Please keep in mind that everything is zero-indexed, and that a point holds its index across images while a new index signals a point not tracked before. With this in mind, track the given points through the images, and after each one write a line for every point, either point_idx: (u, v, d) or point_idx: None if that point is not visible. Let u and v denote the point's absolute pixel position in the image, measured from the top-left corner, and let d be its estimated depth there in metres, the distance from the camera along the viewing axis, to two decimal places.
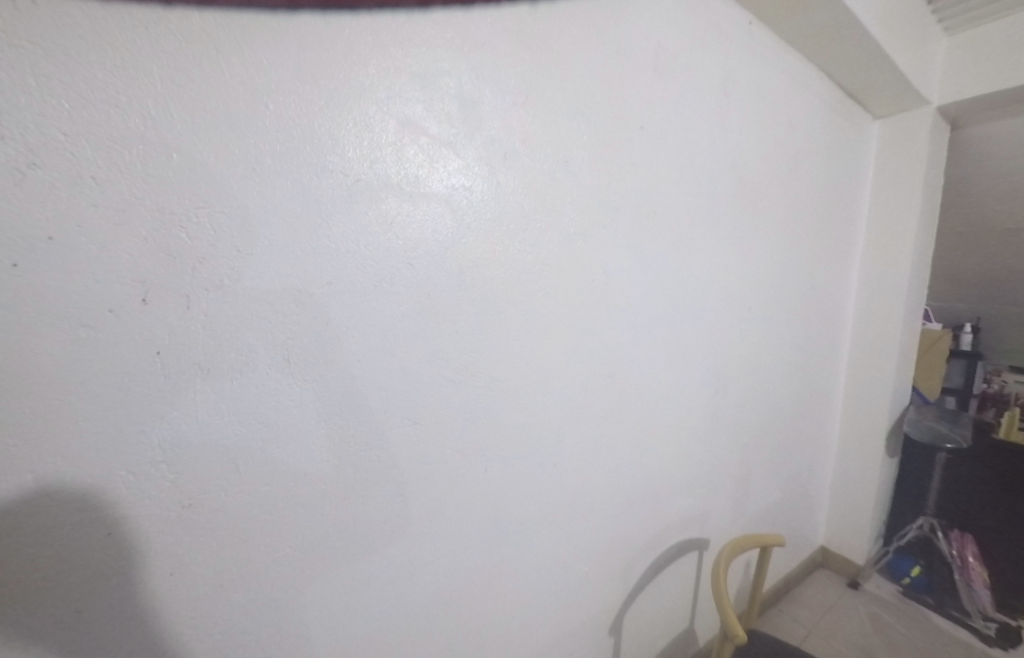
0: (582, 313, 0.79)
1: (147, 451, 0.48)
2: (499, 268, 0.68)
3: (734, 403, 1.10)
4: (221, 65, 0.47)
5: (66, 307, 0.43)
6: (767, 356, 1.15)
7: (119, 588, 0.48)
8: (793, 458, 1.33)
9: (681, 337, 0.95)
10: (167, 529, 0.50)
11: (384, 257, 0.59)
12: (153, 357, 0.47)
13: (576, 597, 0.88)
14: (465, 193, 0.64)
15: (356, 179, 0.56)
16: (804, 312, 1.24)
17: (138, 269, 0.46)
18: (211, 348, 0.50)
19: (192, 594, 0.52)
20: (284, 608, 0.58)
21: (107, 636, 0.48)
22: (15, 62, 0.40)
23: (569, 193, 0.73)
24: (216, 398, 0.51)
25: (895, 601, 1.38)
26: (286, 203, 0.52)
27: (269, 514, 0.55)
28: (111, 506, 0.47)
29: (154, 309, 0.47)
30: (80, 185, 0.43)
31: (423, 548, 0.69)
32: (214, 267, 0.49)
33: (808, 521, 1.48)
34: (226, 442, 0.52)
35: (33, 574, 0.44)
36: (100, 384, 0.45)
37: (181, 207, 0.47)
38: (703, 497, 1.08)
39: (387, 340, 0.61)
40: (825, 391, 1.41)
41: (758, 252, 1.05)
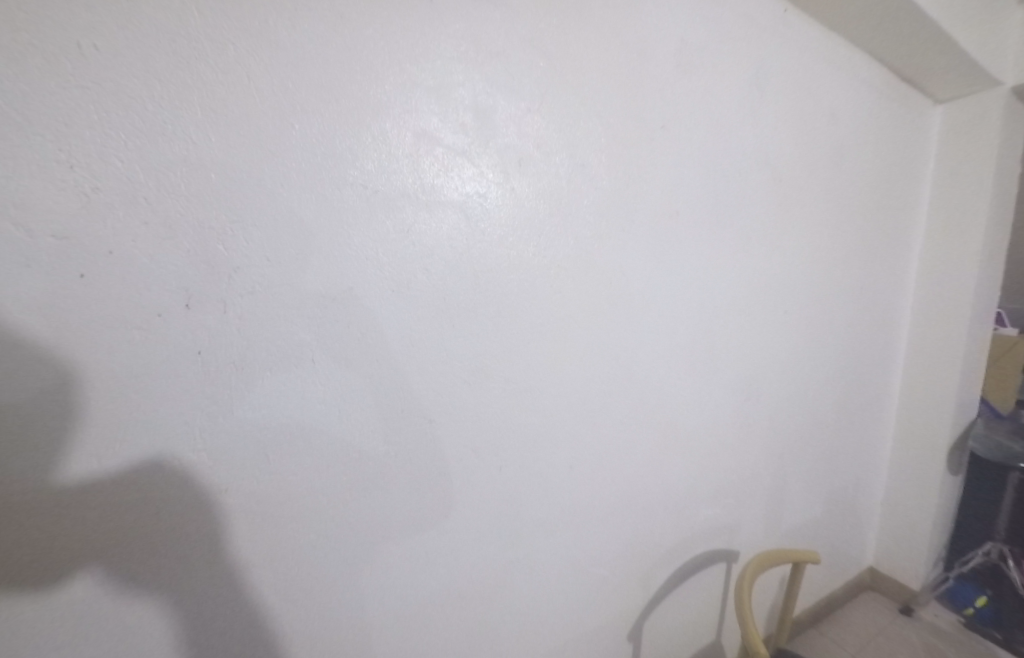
0: (600, 316, 0.78)
1: (190, 439, 0.53)
2: (514, 273, 0.70)
3: (768, 411, 1.05)
4: (253, 91, 0.52)
5: (123, 311, 0.49)
6: (807, 362, 1.09)
7: (166, 562, 0.53)
8: (837, 471, 1.25)
9: (707, 341, 0.92)
10: (207, 510, 0.55)
11: (402, 264, 0.62)
12: (195, 356, 0.53)
13: (594, 600, 0.88)
14: (479, 200, 0.65)
15: (375, 190, 0.59)
16: (852, 316, 1.16)
17: (182, 277, 0.51)
18: (244, 348, 0.55)
19: (229, 573, 0.57)
20: (308, 592, 0.62)
21: (155, 604, 0.53)
22: (82, 100, 0.46)
23: (586, 196, 0.73)
24: (249, 393, 0.56)
25: (955, 632, 1.27)
26: (310, 215, 0.56)
27: (294, 503, 0.60)
28: (160, 488, 0.52)
29: (196, 313, 0.52)
30: (135, 205, 0.49)
31: (440, 543, 0.71)
32: (246, 274, 0.54)
33: (856, 538, 1.38)
34: (256, 434, 0.57)
35: (97, 544, 0.50)
36: (151, 379, 0.51)
37: (219, 222, 0.52)
38: (731, 508, 1.04)
39: (404, 342, 0.64)
40: (877, 400, 1.31)
41: (797, 253, 1.00)
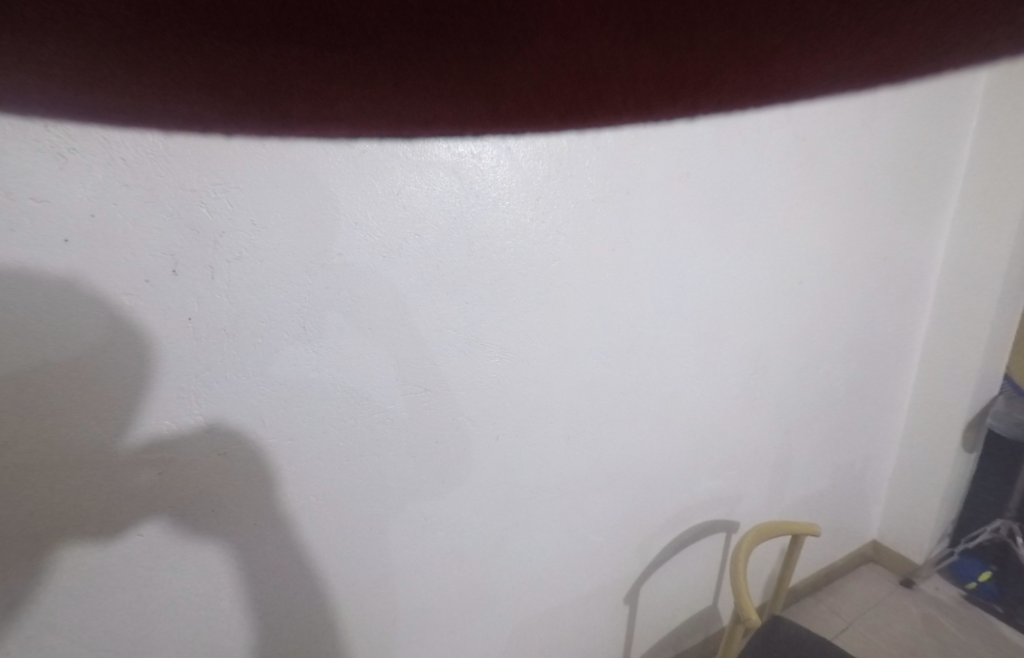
0: (601, 286, 0.76)
1: (186, 404, 0.53)
2: (510, 239, 0.67)
3: (776, 383, 1.02)
4: None
5: (111, 278, 0.48)
6: (821, 334, 1.05)
7: (170, 518, 0.55)
8: (846, 445, 1.23)
9: (714, 312, 0.88)
10: (206, 472, 0.56)
11: (393, 229, 0.60)
12: (185, 323, 0.52)
13: (591, 565, 0.90)
14: (473, 160, 0.62)
15: (362, 150, 0.56)
16: (872, 286, 1.10)
17: (169, 244, 0.50)
18: (235, 315, 0.54)
19: (232, 530, 0.59)
20: (311, 548, 0.65)
21: (164, 557, 0.56)
22: None
23: (587, 155, 0.68)
24: (240, 361, 0.55)
25: (955, 605, 1.29)
26: (295, 176, 0.54)
27: (291, 465, 0.61)
28: (159, 450, 0.53)
29: (184, 279, 0.51)
30: (113, 166, 0.46)
31: (437, 509, 0.73)
32: (233, 240, 0.52)
33: (862, 511, 1.38)
34: (251, 400, 0.57)
35: (102, 505, 0.51)
36: (143, 346, 0.50)
37: (201, 184, 0.50)
38: (733, 479, 1.03)
39: (398, 309, 0.63)
40: (892, 374, 1.26)
41: (816, 218, 0.94)
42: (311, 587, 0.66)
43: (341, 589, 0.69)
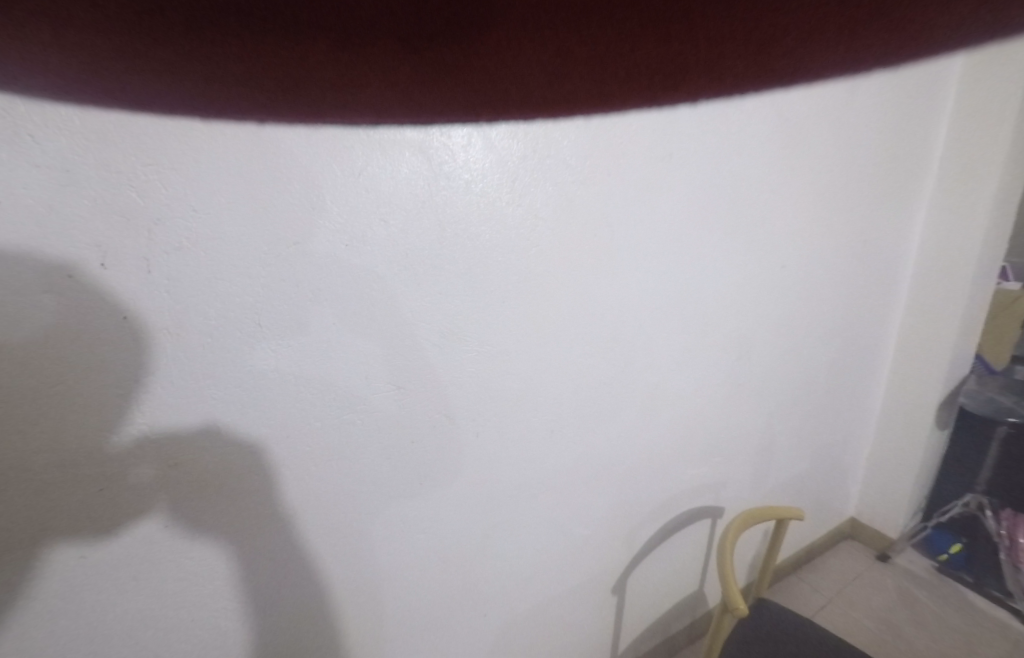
0: (584, 272, 0.72)
1: (128, 413, 0.47)
2: (486, 224, 0.62)
3: (759, 368, 1.02)
4: None
5: (27, 274, 0.40)
6: (803, 318, 1.05)
7: (118, 538, 0.50)
8: (826, 426, 1.24)
9: (699, 298, 0.86)
10: (154, 489, 0.50)
11: (356, 214, 0.54)
12: (121, 323, 0.45)
13: (577, 560, 0.88)
14: (443, 138, 0.56)
15: (318, 126, 0.50)
16: (851, 268, 1.10)
17: (94, 233, 0.42)
18: (178, 314, 0.47)
19: (191, 546, 0.54)
20: (280, 561, 0.60)
21: (114, 578, 0.51)
22: None
23: (567, 133, 0.64)
24: (188, 365, 0.49)
25: (925, 577, 1.34)
26: (240, 154, 0.47)
27: (254, 476, 0.56)
28: (101, 466, 0.47)
29: (115, 273, 0.44)
30: (16, 142, 0.38)
31: (416, 513, 0.69)
32: (171, 228, 0.46)
33: (841, 489, 1.40)
34: (203, 408, 0.51)
35: (33, 528, 0.45)
36: (70, 352, 0.43)
37: (128, 164, 0.42)
38: (718, 465, 1.03)
39: (366, 301, 0.57)
40: (870, 355, 1.28)
41: (800, 201, 0.93)
42: (283, 603, 0.62)
43: (317, 601, 0.65)
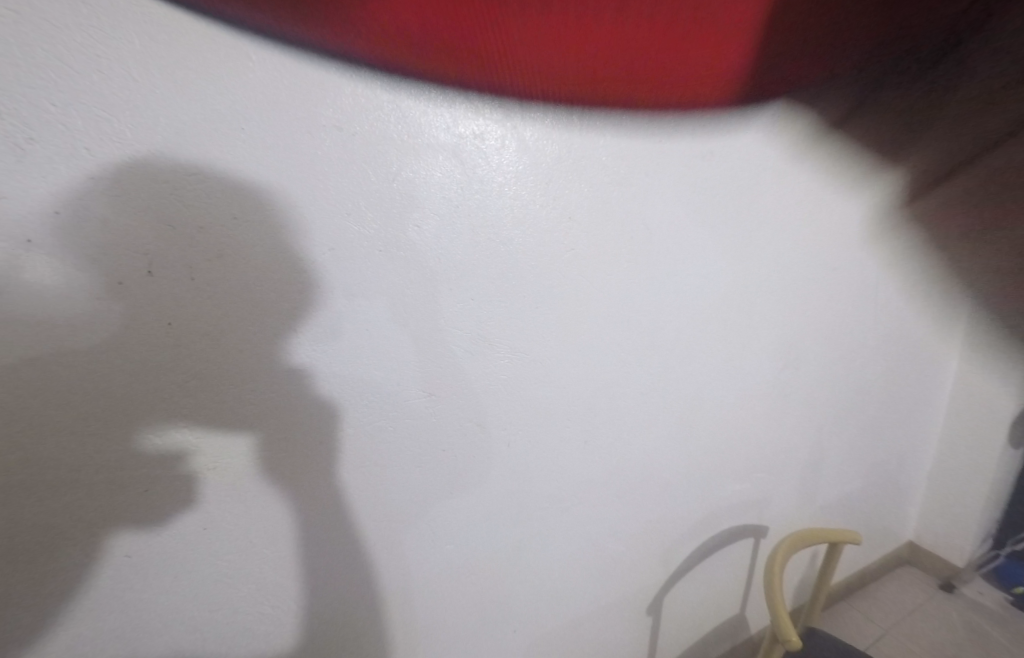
0: (620, 277, 0.70)
1: (171, 414, 0.48)
2: (519, 228, 0.61)
3: (809, 377, 0.96)
4: (197, 14, 0.42)
5: (82, 279, 0.42)
6: (856, 325, 0.99)
7: (161, 538, 0.51)
8: (881, 441, 1.16)
9: (744, 305, 0.83)
10: (194, 489, 0.51)
11: (389, 219, 0.54)
12: (165, 328, 0.46)
13: (611, 576, 0.85)
14: (476, 142, 0.56)
15: (353, 133, 0.50)
16: (908, 271, 1.03)
17: (141, 240, 0.44)
18: (217, 317, 0.48)
19: (229, 548, 0.55)
20: (312, 566, 0.60)
21: (156, 578, 0.52)
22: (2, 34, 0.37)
23: (602, 133, 0.62)
24: (227, 367, 0.50)
25: (998, 611, 1.23)
26: (278, 162, 0.48)
27: (289, 479, 0.56)
28: (146, 465, 0.48)
29: (160, 279, 0.45)
30: (77, 157, 0.40)
31: (447, 522, 0.68)
32: (212, 235, 0.46)
33: (896, 509, 1.31)
34: (243, 411, 0.52)
35: (82, 525, 0.47)
36: (119, 355, 0.45)
37: (173, 173, 0.44)
38: (763, 481, 0.98)
39: (398, 307, 0.57)
40: (931, 365, 1.19)
41: (851, 203, 0.88)
42: (315, 608, 0.62)
43: (347, 609, 0.64)
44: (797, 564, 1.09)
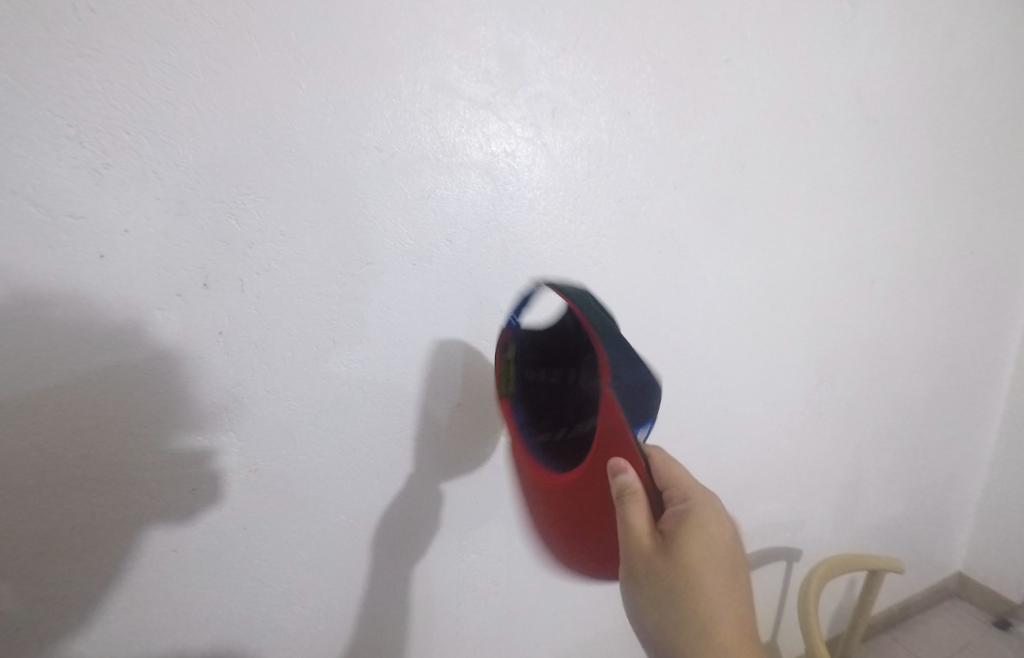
0: (647, 291, 0.70)
1: (218, 418, 0.52)
2: (547, 242, 0.63)
3: (846, 395, 0.93)
4: (255, 48, 0.46)
5: (145, 290, 0.46)
6: (898, 341, 0.96)
7: (203, 534, 0.54)
8: (926, 464, 1.11)
9: (777, 321, 0.81)
10: (238, 489, 0.54)
11: (424, 235, 0.56)
12: (216, 337, 0.50)
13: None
14: (508, 159, 0.58)
15: (391, 154, 0.53)
16: (956, 286, 0.99)
17: (198, 255, 0.48)
18: (264, 327, 0.52)
19: (267, 546, 0.57)
20: (343, 568, 0.63)
21: (197, 571, 0.55)
22: (87, 72, 0.41)
23: (631, 148, 0.64)
24: (272, 373, 0.53)
25: None
26: (322, 181, 0.51)
27: (325, 483, 0.59)
28: (194, 465, 0.52)
29: (214, 292, 0.49)
30: (146, 180, 0.44)
31: (472, 529, 0.70)
32: (262, 250, 0.50)
33: (944, 537, 1.25)
34: (284, 415, 0.55)
35: (136, 518, 0.50)
36: (175, 361, 0.48)
37: (229, 194, 0.47)
38: (797, 502, 0.95)
39: (430, 319, 0.59)
40: (981, 384, 1.13)
41: (890, 218, 0.87)
42: (345, 609, 0.64)
43: (374, 611, 0.66)
44: (834, 592, 1.04)
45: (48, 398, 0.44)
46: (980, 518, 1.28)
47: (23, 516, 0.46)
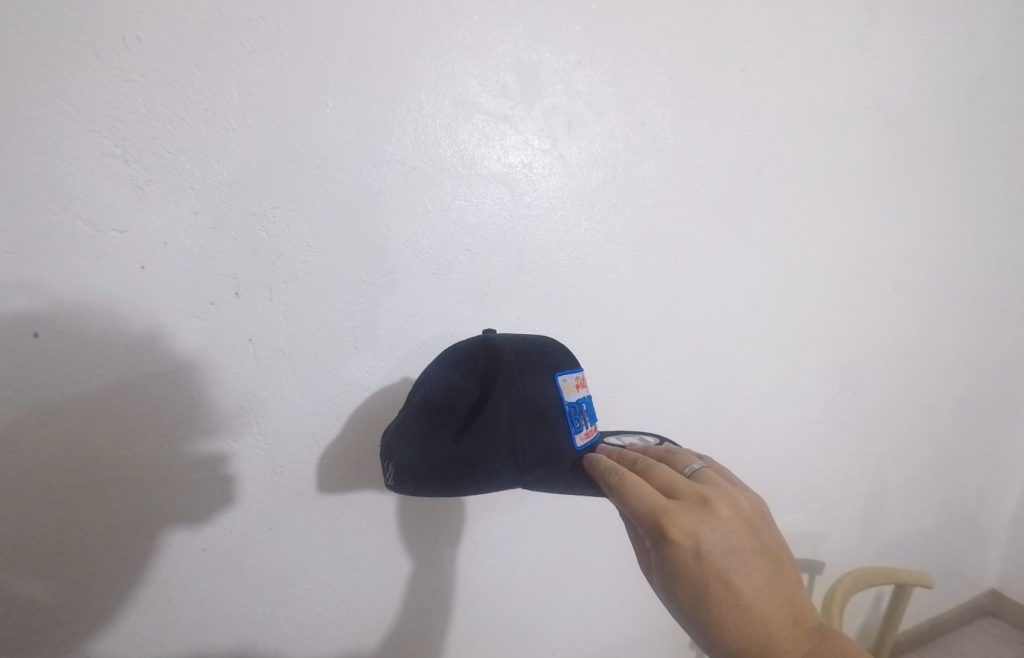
0: (663, 298, 0.70)
1: (245, 421, 0.54)
2: (563, 251, 0.64)
3: (869, 403, 0.91)
4: (286, 69, 0.48)
5: (180, 299, 0.49)
6: (923, 349, 0.94)
7: (230, 534, 0.56)
8: (955, 476, 1.07)
9: (796, 328, 0.81)
10: (263, 491, 0.56)
11: (443, 245, 0.58)
12: (246, 343, 0.52)
13: (638, 589, 0.87)
14: (525, 170, 0.59)
15: (413, 167, 0.55)
16: (984, 292, 0.97)
17: (231, 265, 0.50)
18: (291, 335, 0.54)
19: (291, 546, 0.59)
20: (364, 570, 0.64)
21: (224, 570, 0.56)
22: (133, 95, 0.44)
23: (646, 157, 0.64)
24: (298, 379, 0.55)
25: None
26: (347, 193, 0.53)
27: (347, 485, 0.60)
28: (224, 467, 0.54)
29: (244, 301, 0.51)
30: (183, 195, 0.47)
31: (489, 533, 0.71)
32: (290, 261, 0.52)
33: (975, 553, 1.20)
34: (308, 419, 0.56)
35: (168, 517, 0.52)
36: (208, 366, 0.51)
37: (260, 207, 0.50)
38: (819, 513, 0.93)
39: (448, 326, 0.61)
40: (1013, 393, 1.10)
41: (912, 222, 0.85)
42: (365, 611, 0.65)
43: (393, 613, 0.67)
44: (860, 605, 1.02)
45: (92, 400, 0.47)
46: (1014, 532, 1.23)
47: (64, 513, 0.48)
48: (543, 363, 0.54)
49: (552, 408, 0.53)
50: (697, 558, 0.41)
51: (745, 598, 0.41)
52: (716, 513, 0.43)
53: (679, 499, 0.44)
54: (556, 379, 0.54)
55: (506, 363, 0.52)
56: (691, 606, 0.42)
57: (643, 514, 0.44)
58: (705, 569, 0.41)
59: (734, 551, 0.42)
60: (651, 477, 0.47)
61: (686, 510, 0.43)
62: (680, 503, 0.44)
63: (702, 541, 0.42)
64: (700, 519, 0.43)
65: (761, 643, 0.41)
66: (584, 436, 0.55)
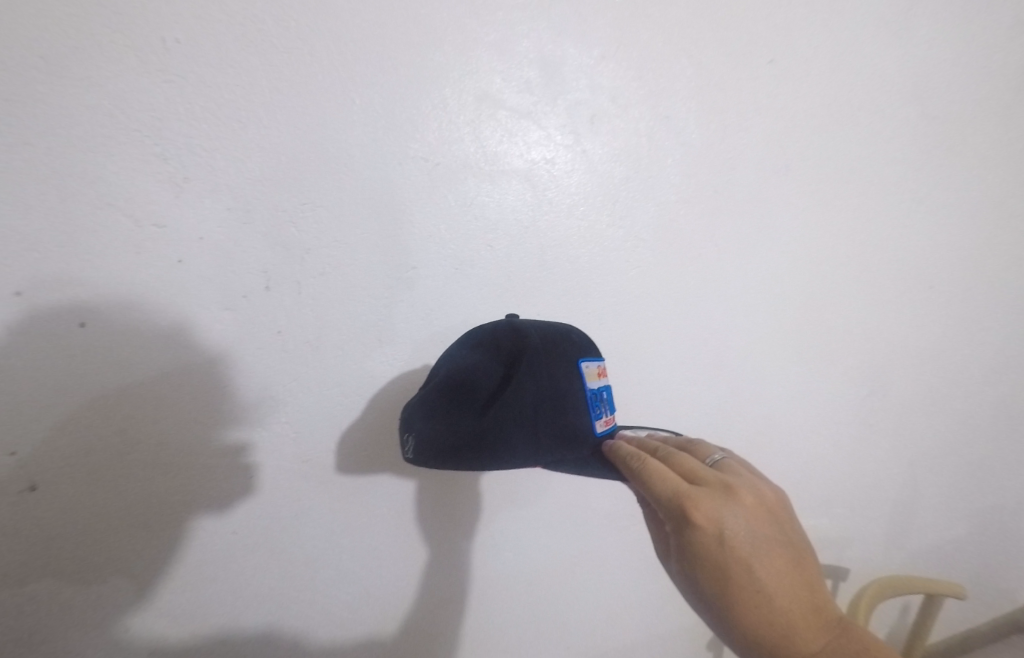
0: (685, 295, 0.69)
1: (273, 410, 0.55)
2: (584, 247, 0.64)
3: (900, 407, 0.88)
4: (315, 68, 0.50)
5: (214, 291, 0.51)
6: (959, 351, 0.90)
7: (258, 518, 0.58)
8: (992, 484, 1.03)
9: (824, 327, 0.78)
10: (289, 478, 0.58)
11: (465, 240, 0.59)
12: (275, 335, 0.54)
13: (656, 588, 0.86)
14: (547, 166, 0.59)
15: (437, 163, 0.56)
16: None
17: (261, 259, 0.52)
18: (317, 327, 0.55)
19: (315, 532, 0.61)
20: (384, 558, 0.65)
21: (252, 553, 0.58)
22: (172, 95, 0.46)
23: (670, 152, 0.64)
24: (324, 370, 0.57)
25: None
26: (372, 189, 0.54)
27: (368, 475, 0.62)
28: (252, 454, 0.56)
29: (274, 294, 0.53)
30: (218, 191, 0.49)
31: (506, 526, 0.72)
32: (318, 255, 0.54)
33: (1013, 565, 1.15)
34: (332, 410, 0.58)
35: (200, 501, 0.55)
36: (239, 356, 0.53)
37: (290, 203, 0.52)
38: (844, 518, 0.91)
39: (469, 320, 0.61)
40: None
41: (949, 219, 0.82)
42: (385, 597, 0.67)
43: (412, 600, 0.69)
44: (886, 613, 0.99)
45: (132, 387, 0.50)
46: None
47: (106, 493, 0.51)
48: (563, 358, 0.54)
49: (572, 402, 0.53)
50: (720, 544, 0.41)
51: (767, 586, 0.41)
52: (740, 500, 0.43)
53: (703, 486, 0.44)
54: (580, 364, 0.55)
55: (531, 346, 0.52)
56: (712, 592, 0.41)
57: (666, 499, 0.43)
58: (729, 555, 0.41)
59: (758, 537, 0.41)
60: (674, 464, 0.47)
61: (710, 496, 0.43)
62: (703, 489, 0.43)
63: (726, 528, 0.41)
64: (724, 505, 0.42)
65: (782, 633, 0.40)
66: (606, 422, 0.56)
